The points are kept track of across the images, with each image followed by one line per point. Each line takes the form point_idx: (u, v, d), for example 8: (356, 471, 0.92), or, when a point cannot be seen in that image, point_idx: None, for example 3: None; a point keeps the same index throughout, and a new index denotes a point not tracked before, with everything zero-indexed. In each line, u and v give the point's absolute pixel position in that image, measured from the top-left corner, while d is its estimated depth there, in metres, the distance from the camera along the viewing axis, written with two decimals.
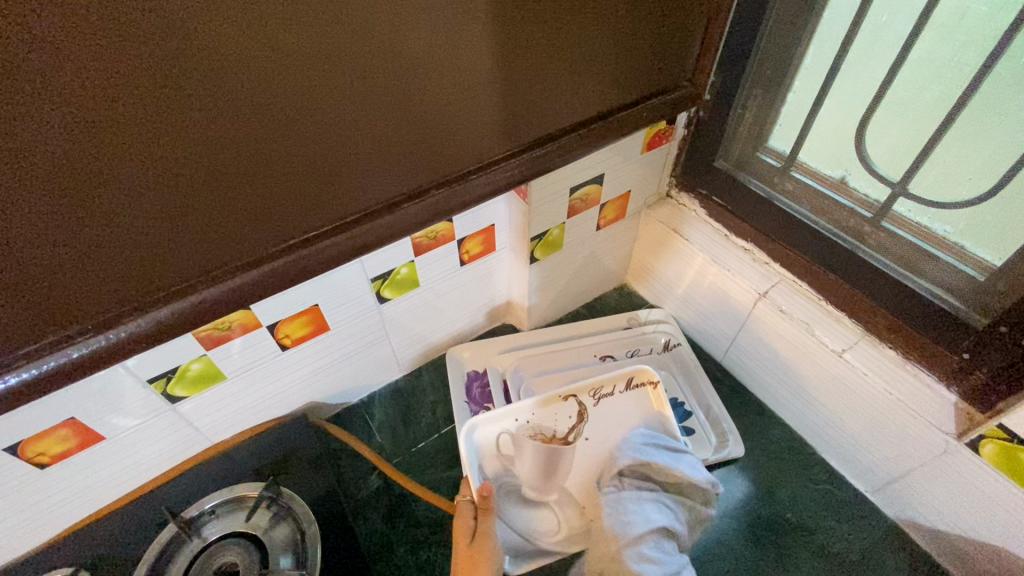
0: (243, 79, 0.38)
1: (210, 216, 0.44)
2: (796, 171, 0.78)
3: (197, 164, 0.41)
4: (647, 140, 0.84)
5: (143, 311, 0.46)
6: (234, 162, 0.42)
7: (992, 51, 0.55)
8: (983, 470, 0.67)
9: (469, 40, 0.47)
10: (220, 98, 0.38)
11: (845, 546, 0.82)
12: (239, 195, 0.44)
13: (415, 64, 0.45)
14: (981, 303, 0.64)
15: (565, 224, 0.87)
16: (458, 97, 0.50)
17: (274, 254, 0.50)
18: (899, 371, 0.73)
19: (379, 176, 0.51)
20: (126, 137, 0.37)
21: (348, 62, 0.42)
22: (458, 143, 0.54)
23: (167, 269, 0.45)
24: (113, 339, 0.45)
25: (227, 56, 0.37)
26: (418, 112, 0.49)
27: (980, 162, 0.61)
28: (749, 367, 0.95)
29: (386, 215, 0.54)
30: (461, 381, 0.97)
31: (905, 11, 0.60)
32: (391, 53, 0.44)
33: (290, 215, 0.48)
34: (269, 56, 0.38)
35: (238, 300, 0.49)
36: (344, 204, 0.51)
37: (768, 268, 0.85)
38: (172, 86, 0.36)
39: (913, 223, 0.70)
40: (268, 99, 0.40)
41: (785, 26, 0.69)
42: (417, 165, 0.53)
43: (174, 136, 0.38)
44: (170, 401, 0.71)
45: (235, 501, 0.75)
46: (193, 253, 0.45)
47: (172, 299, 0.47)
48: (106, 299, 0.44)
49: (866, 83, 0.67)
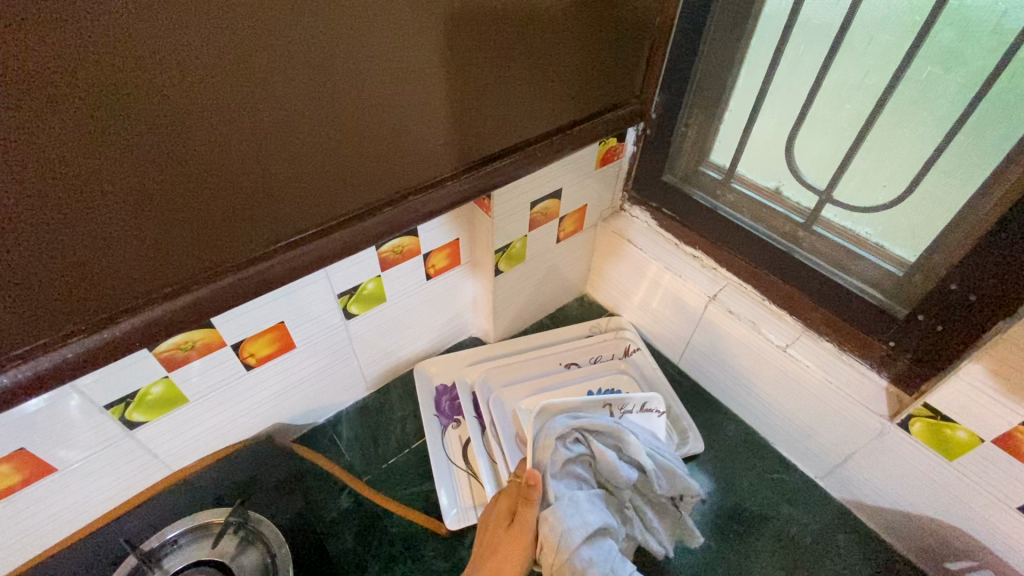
0: (227, 81, 0.39)
1: (205, 218, 0.44)
2: (735, 183, 0.85)
3: (188, 166, 0.41)
4: (601, 157, 0.89)
5: (135, 314, 0.44)
6: (206, 168, 0.42)
7: (891, 77, 0.64)
8: (912, 446, 0.74)
9: (444, 48, 0.50)
10: (188, 98, 0.38)
11: (800, 530, 0.87)
12: (209, 201, 0.43)
13: (377, 72, 0.47)
14: (902, 296, 0.72)
15: (527, 237, 0.91)
16: (420, 109, 0.52)
17: (263, 257, 0.49)
18: (837, 361, 0.80)
19: (348, 185, 0.51)
20: (129, 136, 0.37)
21: (316, 67, 0.43)
22: (420, 153, 0.55)
23: (158, 271, 0.44)
24: (111, 338, 0.44)
25: (197, 56, 0.37)
26: (384, 120, 0.50)
27: (892, 170, 0.69)
28: (705, 367, 1.00)
29: (369, 218, 0.55)
30: (430, 395, 0.98)
31: (819, 43, 0.69)
32: (356, 65, 0.45)
33: (262, 222, 0.48)
34: (266, 54, 0.40)
35: (230, 298, 0.49)
36: (331, 205, 0.51)
37: (716, 273, 0.92)
38: (138, 83, 0.36)
39: (839, 226, 0.77)
40: (238, 99, 0.40)
41: (718, 52, 0.77)
42: (399, 168, 0.54)
43: (143, 136, 0.38)
44: (128, 428, 0.69)
45: (199, 528, 0.73)
46: (169, 260, 0.44)
47: (162, 302, 0.45)
48: (96, 304, 0.42)
49: (789, 103, 0.75)
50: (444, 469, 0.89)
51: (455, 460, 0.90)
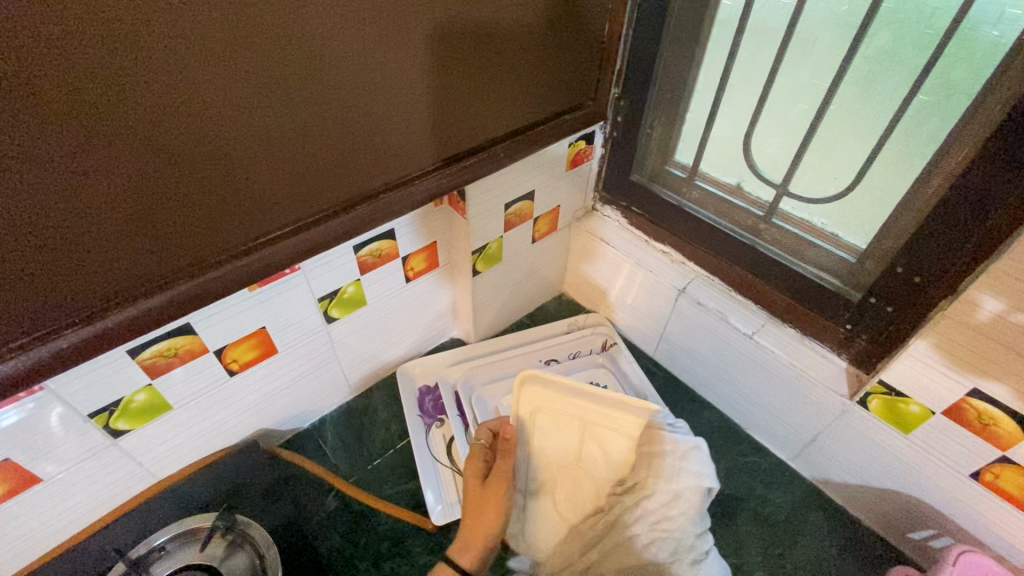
0: (211, 81, 0.41)
1: (189, 213, 0.46)
2: (699, 180, 0.90)
3: (174, 162, 0.43)
4: (571, 159, 0.93)
5: (123, 307, 0.46)
6: (181, 164, 0.43)
7: (835, 75, 0.68)
8: (872, 422, 0.78)
9: (415, 51, 0.53)
10: (158, 97, 0.40)
11: (773, 509, 0.91)
12: (191, 195, 0.45)
13: (351, 73, 0.49)
14: (855, 280, 0.76)
15: (503, 237, 0.93)
16: (388, 108, 0.54)
17: (243, 252, 0.51)
18: (800, 346, 0.85)
19: (322, 183, 0.53)
20: (116, 133, 0.39)
21: (291, 68, 0.45)
22: (389, 152, 0.57)
23: (146, 264, 0.46)
24: (102, 329, 0.46)
25: (166, 56, 0.39)
26: (359, 119, 0.52)
27: (840, 162, 0.74)
28: (678, 358, 1.04)
29: (344, 214, 0.57)
30: (414, 395, 1.00)
31: (768, 46, 0.73)
32: (324, 66, 0.47)
33: (238, 219, 0.49)
34: (247, 56, 0.42)
35: (215, 292, 0.51)
36: (308, 203, 0.54)
37: (685, 266, 0.96)
38: (121, 81, 0.38)
39: (795, 218, 0.82)
40: (208, 98, 0.42)
41: (677, 56, 0.81)
42: (374, 166, 0.57)
43: (115, 133, 0.39)
44: (113, 436, 0.69)
45: (187, 534, 0.74)
46: (148, 256, 0.45)
47: (149, 294, 0.47)
48: (85, 297, 0.44)
49: (744, 103, 0.80)
50: (429, 467, 0.91)
51: (439, 458, 0.92)
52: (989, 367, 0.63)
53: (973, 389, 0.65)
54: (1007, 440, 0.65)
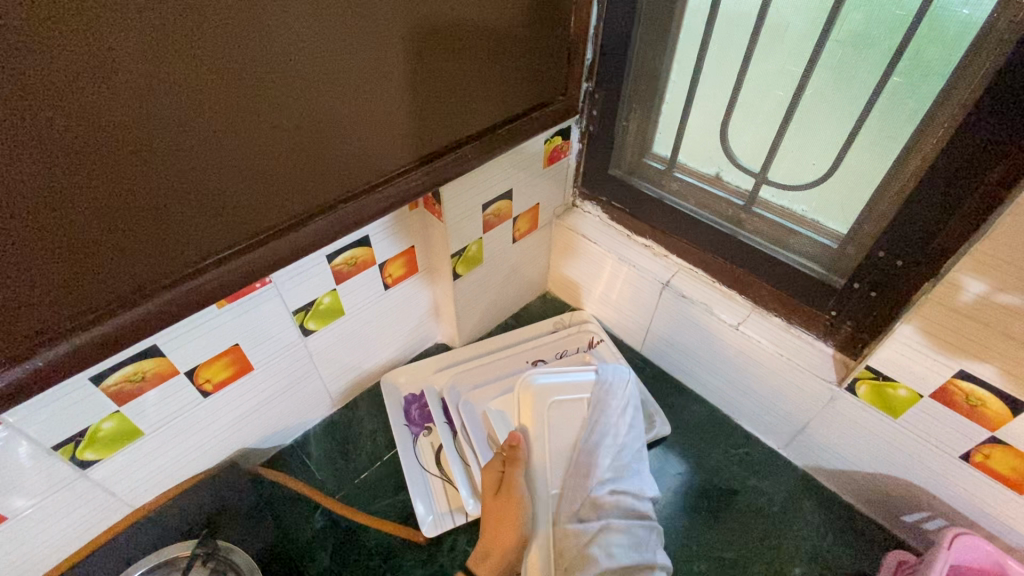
0: (148, 92, 0.39)
1: (130, 235, 0.43)
2: (678, 172, 0.88)
3: (110, 181, 0.40)
4: (547, 156, 0.91)
5: (58, 341, 0.43)
6: (116, 181, 0.40)
7: (808, 60, 0.67)
8: (861, 408, 0.78)
9: (371, 48, 0.50)
10: (85, 110, 0.37)
11: (766, 499, 0.91)
12: (131, 215, 0.42)
13: (305, 78, 0.47)
14: (838, 266, 0.76)
15: (482, 239, 0.91)
16: (343, 113, 0.51)
17: (192, 274, 0.48)
18: (787, 335, 0.85)
19: (276, 195, 0.51)
20: (41, 153, 0.36)
21: (235, 75, 0.42)
22: (345, 158, 0.54)
23: (83, 293, 0.43)
24: (35, 367, 0.42)
25: (93, 61, 0.36)
26: (314, 126, 0.50)
27: (818, 149, 0.73)
28: (667, 353, 1.03)
29: (302, 228, 0.54)
30: (399, 405, 0.98)
31: (739, 34, 0.72)
32: (271, 69, 0.44)
33: (190, 237, 0.47)
34: (185, 63, 0.39)
35: (162, 320, 0.47)
36: (262, 217, 0.51)
37: (668, 260, 0.95)
38: (44, 95, 0.35)
39: (776, 206, 0.81)
40: (151, 105, 0.39)
41: (650, 46, 0.79)
42: (331, 175, 0.54)
43: (42, 153, 0.36)
44: (81, 467, 0.66)
45: (166, 564, 0.71)
46: (83, 283, 0.42)
47: (88, 326, 0.44)
48: (14, 335, 0.40)
49: (719, 92, 0.78)
50: (418, 478, 0.89)
51: (428, 468, 0.90)
52: (974, 348, 0.62)
53: (960, 370, 0.65)
54: (995, 420, 0.65)
